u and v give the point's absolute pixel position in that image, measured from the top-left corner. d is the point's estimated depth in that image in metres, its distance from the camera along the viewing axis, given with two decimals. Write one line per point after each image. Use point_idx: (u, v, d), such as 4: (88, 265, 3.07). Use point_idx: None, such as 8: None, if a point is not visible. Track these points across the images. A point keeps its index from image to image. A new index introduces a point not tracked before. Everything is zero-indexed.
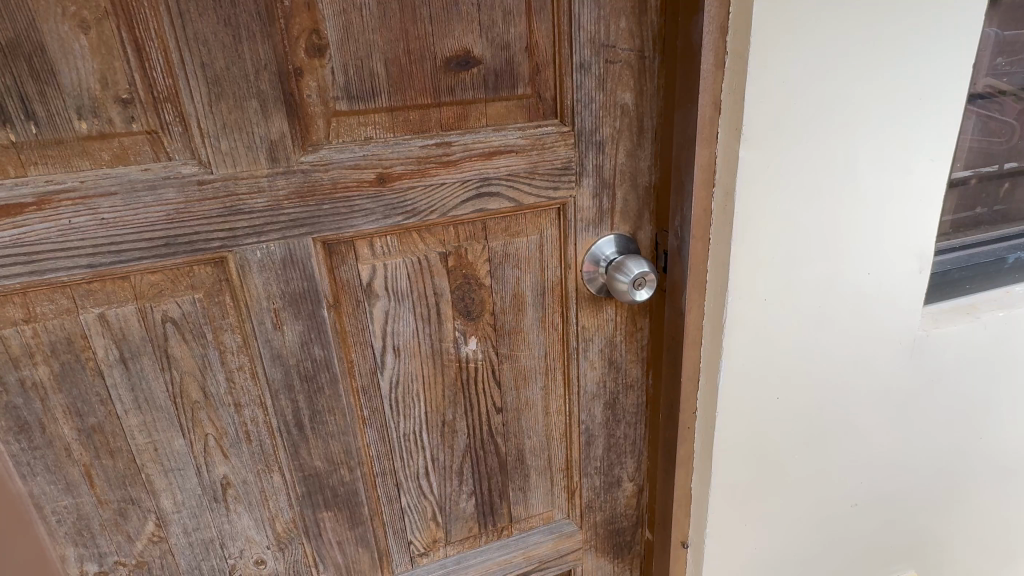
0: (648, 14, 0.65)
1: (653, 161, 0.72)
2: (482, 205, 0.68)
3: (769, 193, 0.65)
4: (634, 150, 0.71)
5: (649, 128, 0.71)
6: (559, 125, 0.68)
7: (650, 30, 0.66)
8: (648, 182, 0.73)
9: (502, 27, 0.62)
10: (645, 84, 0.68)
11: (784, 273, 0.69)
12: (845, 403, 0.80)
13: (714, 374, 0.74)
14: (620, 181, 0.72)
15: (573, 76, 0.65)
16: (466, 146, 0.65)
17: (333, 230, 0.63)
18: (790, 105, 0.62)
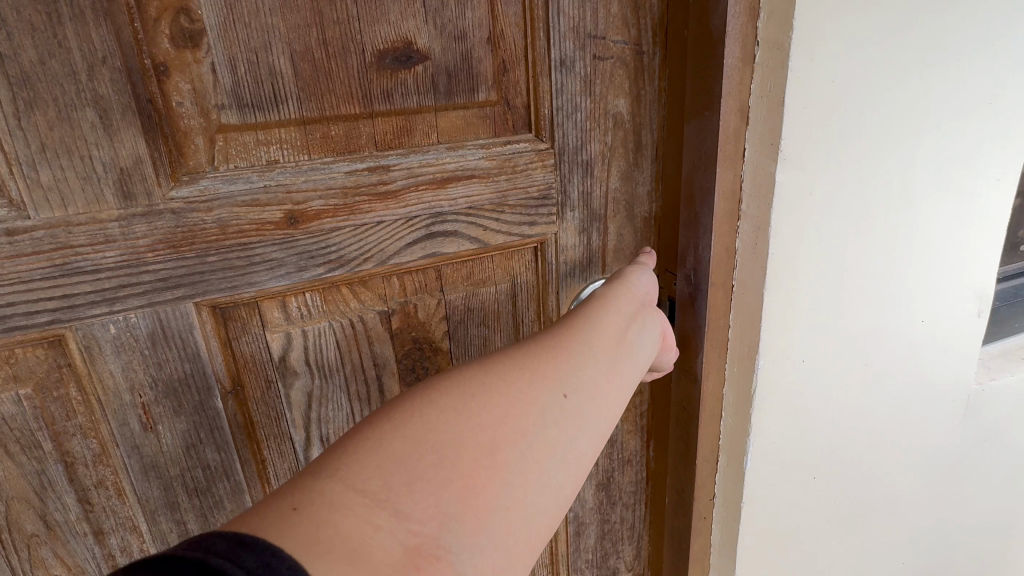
0: None
1: (654, 186, 0.57)
2: (436, 249, 0.51)
3: (808, 224, 0.50)
4: (630, 172, 0.56)
5: (649, 144, 0.55)
6: (533, 141, 0.52)
7: (649, 17, 0.51)
8: (646, 212, 0.58)
9: (456, 10, 0.46)
10: (642, 88, 0.53)
11: (825, 328, 0.55)
12: (890, 475, 0.65)
13: (738, 454, 0.58)
14: (613, 213, 0.56)
15: (551, 76, 0.50)
16: (409, 171, 0.48)
17: (225, 291, 0.45)
18: (837, 110, 0.47)
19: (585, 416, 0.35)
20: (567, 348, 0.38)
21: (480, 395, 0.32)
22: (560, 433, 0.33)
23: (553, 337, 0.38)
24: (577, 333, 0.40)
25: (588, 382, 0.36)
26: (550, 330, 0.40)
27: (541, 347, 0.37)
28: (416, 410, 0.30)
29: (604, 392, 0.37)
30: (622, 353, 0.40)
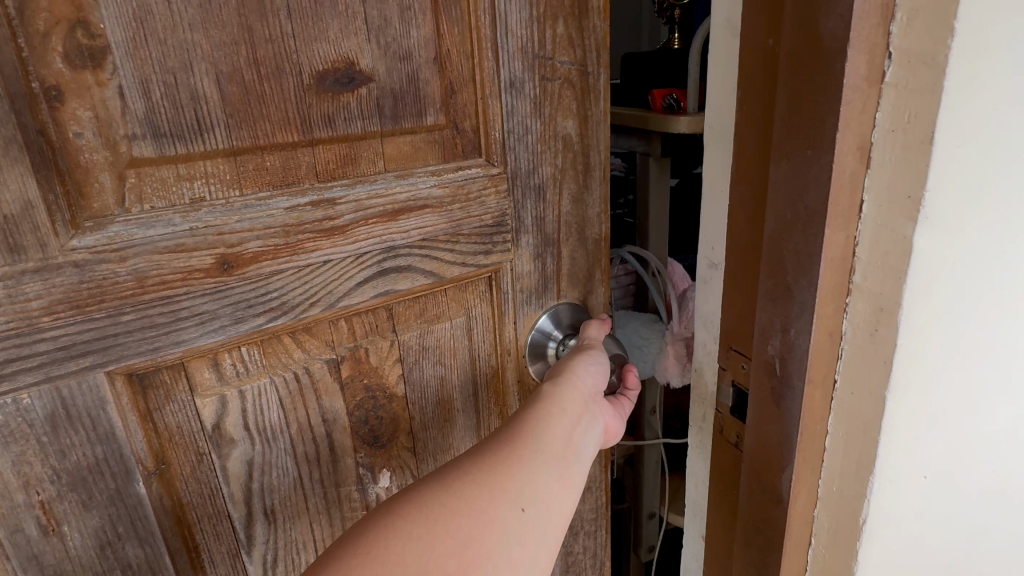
0: (590, 16, 0.50)
1: (604, 207, 0.56)
2: (388, 286, 0.46)
3: (955, 281, 0.42)
4: (581, 194, 0.54)
5: (597, 165, 0.54)
6: (484, 165, 0.49)
7: (593, 38, 0.50)
8: (597, 232, 0.57)
9: (400, 28, 0.43)
10: (589, 109, 0.52)
11: (955, 401, 0.48)
12: (989, 541, 0.59)
13: (847, 542, 0.51)
14: (565, 236, 0.55)
15: (500, 98, 0.48)
16: (356, 203, 0.43)
17: (145, 355, 0.38)
18: (990, 145, 0.39)
19: (539, 530, 0.40)
20: (523, 455, 0.42)
21: (444, 518, 0.37)
22: (519, 548, 0.38)
23: (507, 446, 0.42)
24: (531, 434, 0.44)
25: (542, 491, 0.41)
26: (509, 429, 0.44)
27: (498, 459, 0.41)
28: (382, 546, 0.35)
29: (556, 498, 0.42)
30: (572, 450, 0.45)
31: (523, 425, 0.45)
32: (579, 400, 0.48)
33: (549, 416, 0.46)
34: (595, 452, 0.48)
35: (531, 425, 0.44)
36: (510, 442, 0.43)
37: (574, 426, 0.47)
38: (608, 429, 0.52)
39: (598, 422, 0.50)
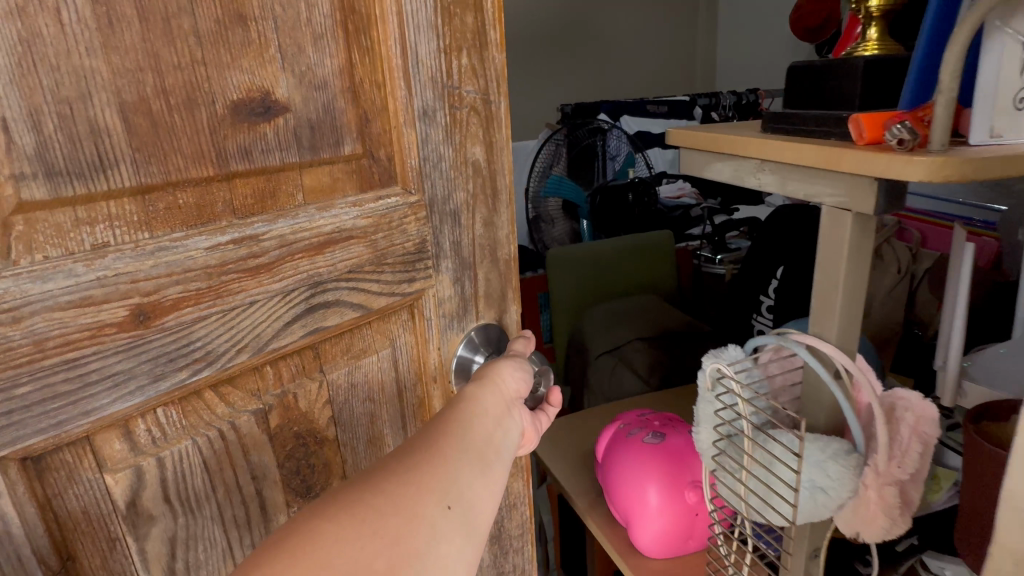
0: (489, 50, 0.52)
1: (512, 228, 0.58)
2: (317, 324, 0.44)
3: None
4: (491, 217, 0.56)
5: (504, 188, 0.56)
6: (402, 193, 0.48)
7: (493, 68, 0.53)
8: (508, 252, 0.59)
9: (313, 56, 0.41)
10: (494, 134, 0.54)
11: None
12: None
13: None
14: (479, 259, 0.56)
15: (414, 126, 0.48)
16: (281, 238, 0.41)
17: (46, 430, 0.32)
18: None
19: (462, 531, 0.39)
20: (447, 451, 0.42)
21: (369, 516, 0.35)
22: (444, 544, 0.37)
23: (434, 443, 0.42)
24: (452, 432, 0.44)
25: (466, 490, 0.41)
26: (434, 427, 0.44)
27: (425, 457, 0.40)
28: (309, 547, 0.32)
29: (479, 498, 0.41)
30: (494, 448, 0.45)
31: (447, 424, 0.44)
32: (501, 401, 0.49)
33: (471, 415, 0.46)
34: (514, 454, 0.48)
35: (454, 425, 0.44)
36: (434, 441, 0.42)
37: (496, 427, 0.47)
38: (524, 434, 0.52)
39: (518, 425, 0.49)
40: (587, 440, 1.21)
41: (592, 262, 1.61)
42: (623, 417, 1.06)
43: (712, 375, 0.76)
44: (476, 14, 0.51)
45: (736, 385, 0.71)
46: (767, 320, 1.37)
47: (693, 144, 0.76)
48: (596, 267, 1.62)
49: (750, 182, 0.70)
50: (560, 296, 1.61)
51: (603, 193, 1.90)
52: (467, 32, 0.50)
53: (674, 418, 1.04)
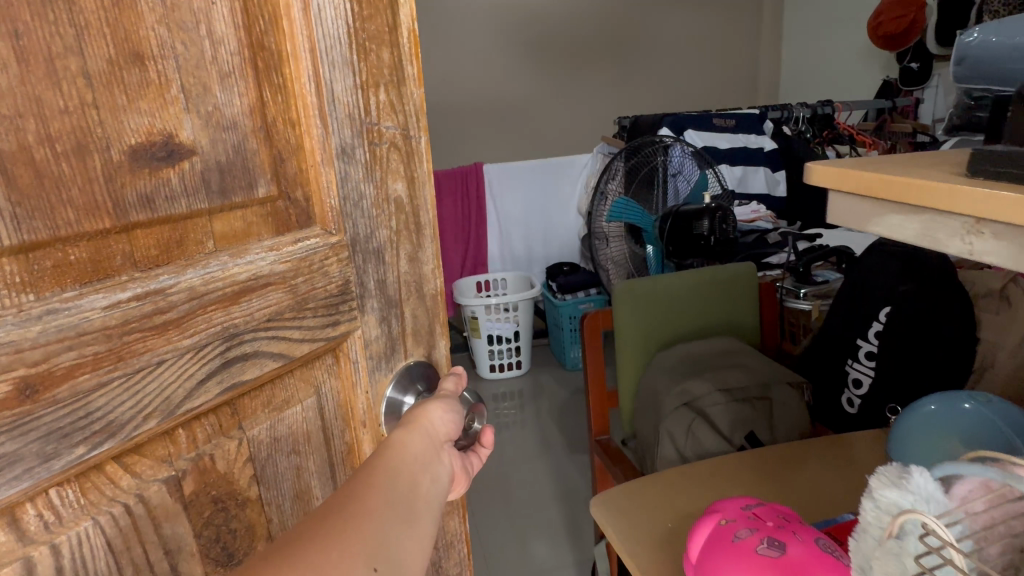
0: (407, 84, 0.50)
1: (436, 263, 0.57)
2: (233, 379, 0.41)
3: None
4: (415, 253, 0.54)
5: (427, 224, 0.55)
6: (322, 234, 0.46)
7: (412, 104, 0.51)
8: (434, 287, 0.57)
9: (219, 95, 0.39)
10: (415, 169, 0.52)
11: None
12: None
13: None
14: (405, 296, 0.54)
15: (332, 165, 0.45)
16: (191, 292, 0.38)
17: None
18: None
19: None
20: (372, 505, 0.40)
21: None
22: None
23: (358, 499, 0.40)
24: (378, 483, 0.42)
25: (393, 547, 0.39)
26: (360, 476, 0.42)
27: (350, 518, 0.38)
28: None
29: (406, 553, 0.40)
30: (420, 495, 0.44)
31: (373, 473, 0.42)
32: (430, 443, 0.47)
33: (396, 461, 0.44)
34: (443, 498, 0.47)
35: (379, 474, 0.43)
36: (359, 496, 0.40)
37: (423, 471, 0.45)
38: (455, 477, 0.51)
39: (450, 466, 0.49)
40: (664, 515, 0.92)
41: (667, 299, 1.33)
42: (721, 506, 0.71)
43: (912, 524, 0.42)
44: (392, 50, 0.48)
45: (956, 553, 0.39)
46: (869, 367, 1.17)
47: (858, 191, 0.45)
48: (669, 304, 1.33)
49: (949, 250, 0.40)
50: (624, 343, 1.31)
51: (679, 216, 1.55)
52: (383, 68, 0.47)
53: (783, 511, 0.68)
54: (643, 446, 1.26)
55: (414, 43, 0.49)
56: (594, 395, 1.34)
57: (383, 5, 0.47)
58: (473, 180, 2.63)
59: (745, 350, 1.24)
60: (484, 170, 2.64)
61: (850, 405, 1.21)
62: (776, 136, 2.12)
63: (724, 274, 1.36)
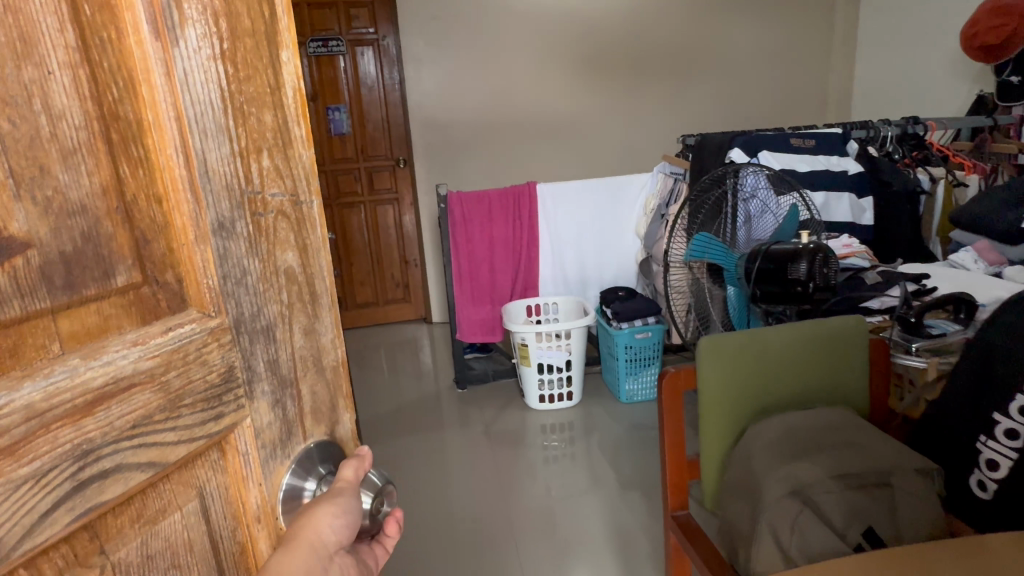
0: (294, 145, 0.44)
1: (337, 332, 0.51)
2: (90, 503, 0.35)
3: None
4: (312, 325, 0.48)
5: (324, 292, 0.49)
6: (199, 319, 0.40)
7: (301, 167, 0.45)
8: (334, 359, 0.51)
9: (61, 176, 0.33)
10: (307, 237, 0.47)
11: None
12: None
13: None
14: (304, 372, 0.48)
15: (207, 244, 0.40)
16: (29, 409, 0.32)
17: None
18: None
19: None
20: None
21: None
22: None
23: None
24: None
25: None
26: None
27: None
28: None
29: None
30: None
31: None
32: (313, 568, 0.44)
33: None
34: None
35: None
36: None
37: None
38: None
39: (337, 574, 0.46)
40: None
41: (761, 359, 1.08)
42: None
43: None
44: (275, 111, 0.43)
45: None
46: (1010, 447, 0.95)
47: None
48: (759, 369, 1.09)
49: None
50: (710, 408, 1.07)
51: (769, 258, 1.26)
52: (266, 132, 0.42)
53: None
54: (729, 530, 1.00)
55: (300, 101, 0.45)
56: (674, 461, 1.14)
57: (264, 64, 0.41)
58: (526, 201, 2.95)
59: (856, 424, 0.99)
60: (539, 191, 2.95)
61: (981, 489, 0.99)
62: (861, 156, 2.28)
63: (830, 328, 1.11)
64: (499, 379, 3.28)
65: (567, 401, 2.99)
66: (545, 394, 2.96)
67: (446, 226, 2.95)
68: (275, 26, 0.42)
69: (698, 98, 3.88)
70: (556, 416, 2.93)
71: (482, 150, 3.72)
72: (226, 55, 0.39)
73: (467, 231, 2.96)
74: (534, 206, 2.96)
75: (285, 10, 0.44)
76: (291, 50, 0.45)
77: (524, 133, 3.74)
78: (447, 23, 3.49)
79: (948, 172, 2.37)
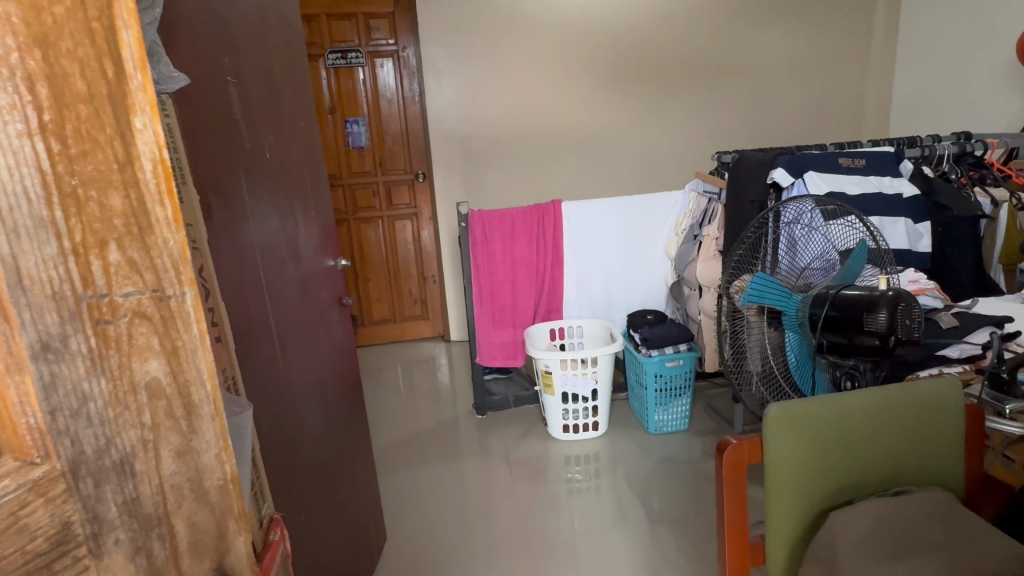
0: (154, 230, 0.40)
1: (221, 444, 0.46)
2: None
3: None
4: (186, 443, 0.43)
5: (204, 400, 0.44)
6: (19, 474, 0.33)
7: (167, 256, 0.41)
8: (220, 477, 0.46)
9: None
10: (178, 339, 0.41)
11: None
12: None
13: None
14: (174, 501, 0.42)
15: (27, 377, 0.33)
16: None
17: None
18: None
19: None
20: None
21: None
22: None
23: None
24: None
25: None
26: None
27: None
28: None
29: None
30: None
31: None
32: None
33: None
34: None
35: None
36: None
37: None
38: None
39: None
40: None
41: (840, 429, 0.94)
42: None
43: None
44: (127, 192, 0.38)
45: None
46: None
47: None
48: (842, 440, 0.94)
49: None
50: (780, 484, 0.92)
51: (841, 305, 1.12)
52: (108, 226, 0.37)
53: None
54: None
55: (163, 178, 0.40)
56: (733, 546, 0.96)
57: (107, 136, 0.37)
58: (550, 220, 2.82)
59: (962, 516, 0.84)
60: (563, 209, 2.81)
61: None
62: (914, 176, 2.11)
63: (925, 393, 0.96)
64: (521, 406, 3.16)
65: (593, 431, 2.84)
66: (569, 424, 2.82)
67: (466, 245, 2.83)
68: (125, 86, 0.38)
69: (729, 109, 3.71)
70: (581, 447, 2.78)
71: (506, 163, 3.62)
72: (50, 129, 0.34)
73: (488, 252, 2.84)
74: (558, 225, 2.83)
75: (140, 67, 0.39)
76: (150, 116, 0.40)
77: (549, 147, 3.62)
78: (469, 35, 3.41)
79: (1011, 193, 2.19)
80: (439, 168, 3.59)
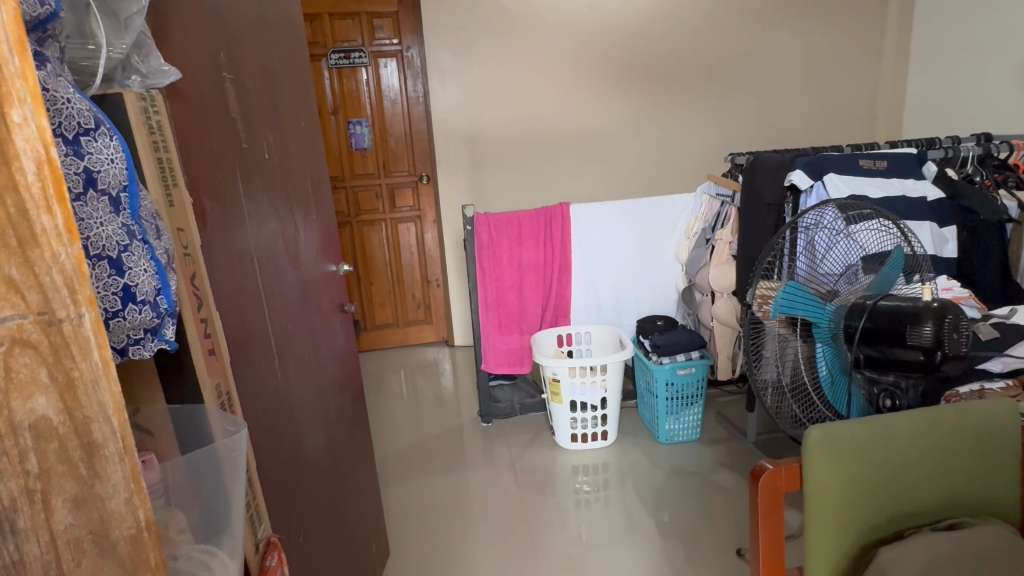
0: (41, 239, 0.40)
1: (131, 490, 0.46)
2: None
3: None
4: (83, 493, 0.44)
5: (106, 446, 0.44)
6: None
7: (53, 273, 0.40)
8: (132, 526, 0.46)
9: None
10: (72, 368, 0.41)
11: None
12: None
13: None
14: (66, 551, 0.43)
15: None
16: None
17: None
18: None
19: None
20: None
21: None
22: None
23: None
24: None
25: None
26: None
27: None
28: None
29: None
30: None
31: None
32: None
33: None
34: None
35: None
36: None
37: None
38: None
39: None
40: None
41: (885, 457, 0.86)
42: None
43: None
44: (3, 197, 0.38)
45: None
46: None
47: None
48: (887, 470, 0.86)
49: None
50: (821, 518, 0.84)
51: (884, 316, 1.03)
52: None
53: None
54: None
55: (49, 179, 0.40)
56: None
57: None
58: (558, 223, 2.74)
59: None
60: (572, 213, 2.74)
61: None
62: (938, 179, 2.03)
63: (975, 417, 0.88)
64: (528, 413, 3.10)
65: (602, 441, 2.76)
66: (578, 433, 2.73)
67: (471, 249, 2.76)
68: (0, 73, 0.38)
69: (738, 110, 3.63)
70: (589, 457, 2.70)
71: (513, 164, 3.54)
72: None
73: (493, 257, 2.77)
74: (565, 228, 2.75)
75: (21, 51, 0.38)
76: (38, 107, 0.39)
77: (556, 148, 3.54)
78: (470, 35, 3.33)
79: None
80: (441, 170, 3.52)
